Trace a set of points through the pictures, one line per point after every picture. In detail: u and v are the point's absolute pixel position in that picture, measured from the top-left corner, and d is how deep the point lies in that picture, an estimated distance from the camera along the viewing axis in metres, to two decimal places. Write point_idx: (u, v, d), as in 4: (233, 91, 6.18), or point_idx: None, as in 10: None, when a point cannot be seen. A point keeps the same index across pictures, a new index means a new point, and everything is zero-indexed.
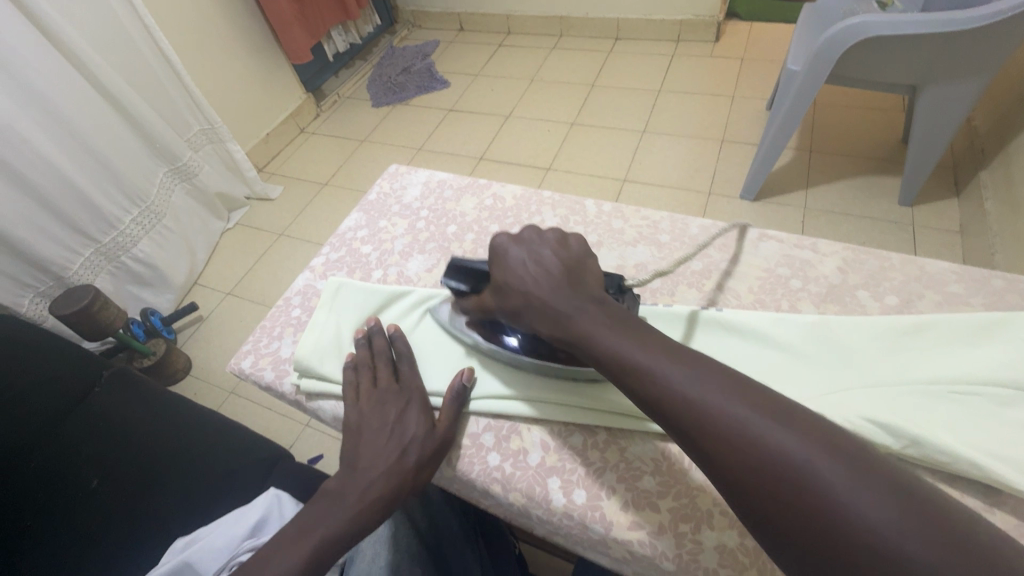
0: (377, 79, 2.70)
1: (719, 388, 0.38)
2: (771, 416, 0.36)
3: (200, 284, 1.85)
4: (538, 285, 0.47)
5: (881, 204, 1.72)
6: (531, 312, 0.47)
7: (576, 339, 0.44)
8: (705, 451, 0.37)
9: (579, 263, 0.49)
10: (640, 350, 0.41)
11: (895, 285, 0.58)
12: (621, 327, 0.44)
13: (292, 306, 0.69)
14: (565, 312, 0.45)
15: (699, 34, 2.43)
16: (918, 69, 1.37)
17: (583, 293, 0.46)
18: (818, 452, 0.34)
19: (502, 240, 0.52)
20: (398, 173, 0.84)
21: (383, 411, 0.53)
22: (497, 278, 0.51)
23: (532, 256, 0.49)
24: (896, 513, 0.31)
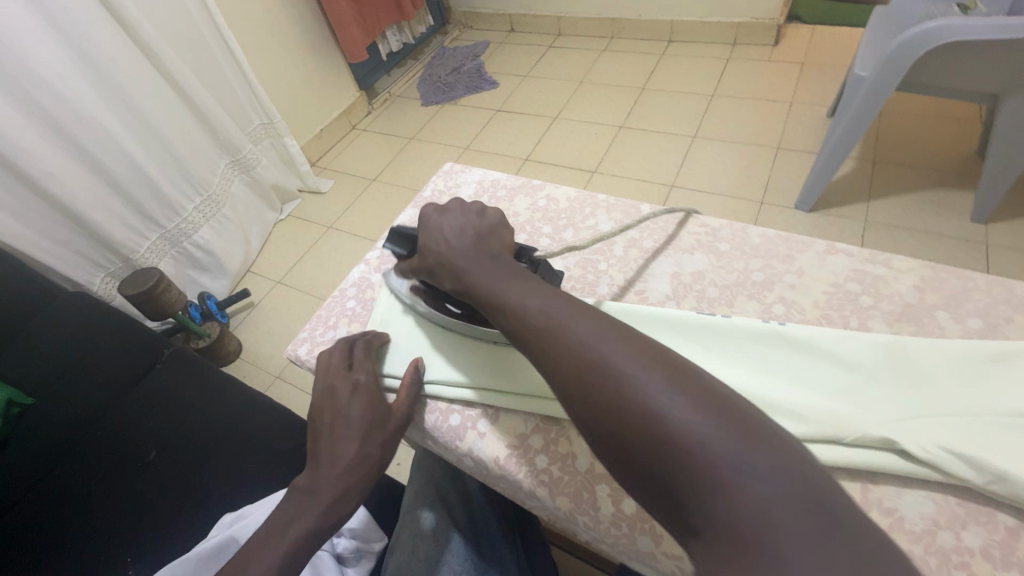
0: (427, 78, 2.74)
1: (560, 309, 0.42)
2: (598, 328, 0.40)
3: (252, 272, 1.94)
4: (450, 245, 0.51)
5: (949, 219, 1.61)
6: (442, 272, 0.51)
7: (470, 288, 0.48)
8: (541, 362, 0.41)
9: (491, 231, 0.52)
10: (512, 289, 0.45)
11: (980, 307, 0.54)
12: (503, 269, 0.48)
13: (347, 296, 0.71)
14: (464, 267, 0.49)
15: (757, 37, 2.35)
16: (1002, 76, 1.28)
17: (485, 251, 0.50)
18: (625, 352, 0.38)
19: (430, 210, 0.55)
20: (452, 170, 0.84)
21: (340, 398, 0.55)
22: (421, 244, 0.55)
23: (449, 224, 0.53)
24: (677, 396, 0.35)
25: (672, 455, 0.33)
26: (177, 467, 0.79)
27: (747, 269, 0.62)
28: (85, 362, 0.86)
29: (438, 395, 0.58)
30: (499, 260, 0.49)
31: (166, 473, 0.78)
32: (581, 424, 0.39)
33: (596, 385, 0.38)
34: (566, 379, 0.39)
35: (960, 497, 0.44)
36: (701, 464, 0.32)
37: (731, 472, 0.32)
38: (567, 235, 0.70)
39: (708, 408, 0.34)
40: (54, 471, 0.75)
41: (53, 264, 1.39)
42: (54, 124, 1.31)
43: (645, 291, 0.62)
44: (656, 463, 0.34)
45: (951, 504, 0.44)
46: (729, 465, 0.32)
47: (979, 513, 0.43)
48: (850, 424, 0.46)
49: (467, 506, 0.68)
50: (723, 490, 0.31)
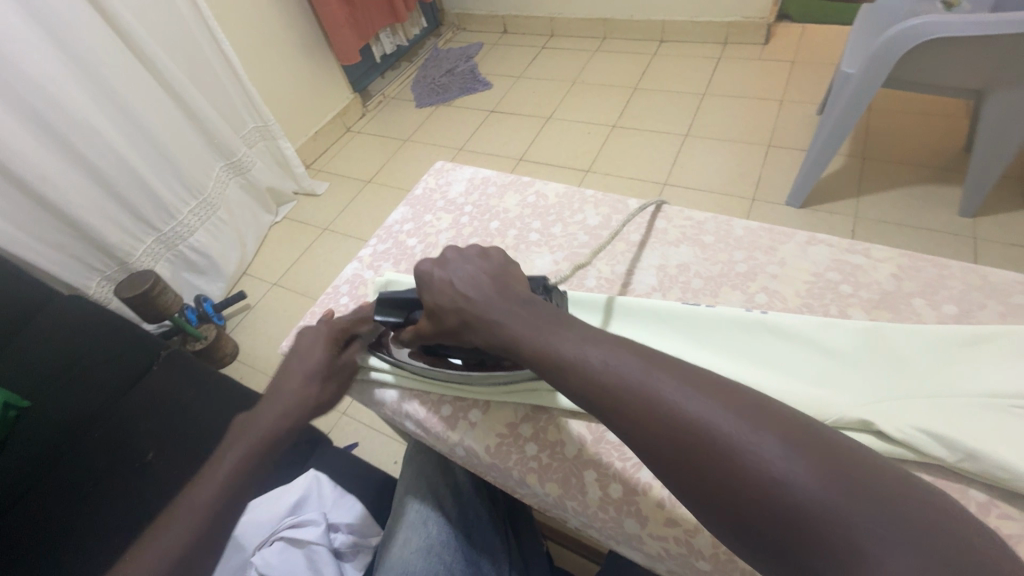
0: (421, 80, 2.76)
1: (636, 364, 0.40)
2: (684, 387, 0.38)
3: (248, 274, 1.94)
4: (464, 298, 0.49)
5: (938, 214, 1.64)
6: (467, 327, 0.49)
7: (511, 344, 0.46)
8: (623, 425, 0.39)
9: (501, 271, 0.52)
10: (565, 342, 0.43)
11: (954, 294, 0.55)
12: (538, 318, 0.46)
13: (340, 293, 0.72)
14: (496, 322, 0.47)
15: (748, 36, 2.37)
16: (986, 72, 1.30)
17: (512, 300, 0.48)
18: (719, 409, 0.36)
19: (426, 266, 0.53)
20: (444, 169, 0.86)
21: (302, 344, 0.61)
22: (428, 304, 0.52)
23: (458, 275, 0.51)
24: (785, 454, 0.34)
25: (796, 525, 0.32)
26: (173, 465, 0.80)
27: (731, 260, 0.63)
28: (79, 364, 0.86)
29: (431, 390, 0.59)
30: (532, 309, 0.47)
31: (161, 472, 0.79)
32: (678, 490, 0.37)
33: (698, 451, 0.36)
34: (659, 445, 0.37)
35: (935, 475, 0.46)
36: (833, 532, 0.31)
37: (868, 539, 0.31)
38: (556, 230, 0.72)
39: (826, 467, 0.33)
40: (53, 474, 0.77)
41: (49, 268, 1.39)
42: (49, 130, 1.32)
43: (632, 283, 0.64)
44: (778, 529, 0.33)
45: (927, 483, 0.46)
46: (858, 527, 0.31)
47: (951, 489, 0.45)
48: (831, 406, 0.47)
49: (458, 499, 0.68)
50: (864, 560, 0.30)
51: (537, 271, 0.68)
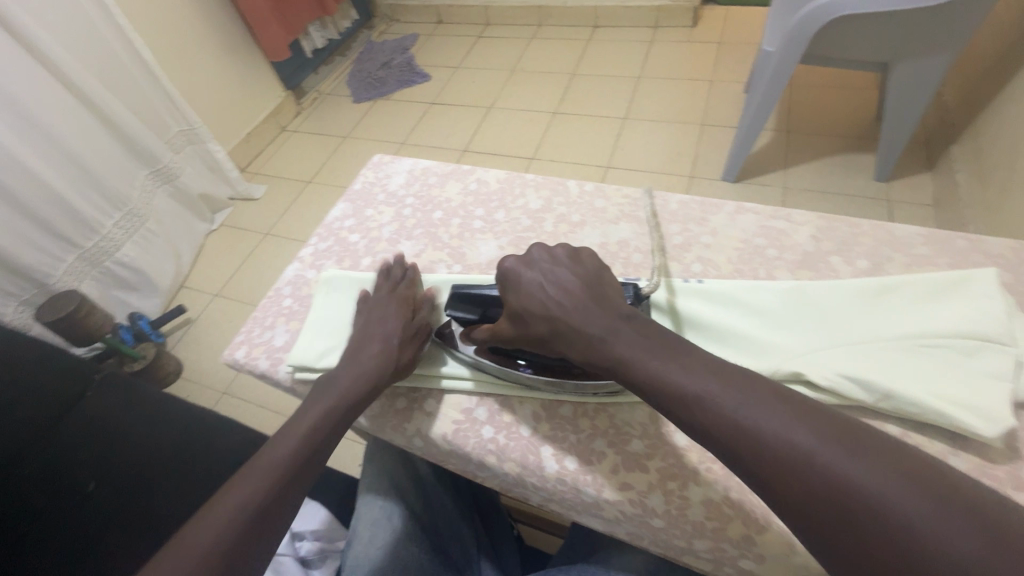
0: (357, 74, 2.69)
1: (766, 406, 0.37)
2: (841, 446, 0.35)
3: (187, 287, 1.85)
4: (558, 307, 0.47)
5: (857, 181, 1.76)
6: (558, 338, 0.47)
7: (620, 365, 0.43)
8: (766, 482, 0.36)
9: (597, 278, 0.48)
10: (689, 376, 0.40)
11: (866, 250, 0.60)
12: (650, 341, 0.43)
13: (282, 296, 0.70)
14: (598, 337, 0.44)
15: (676, 19, 2.45)
16: (889, 47, 1.41)
17: (612, 311, 0.45)
18: (885, 479, 0.33)
19: (511, 264, 0.50)
20: (382, 162, 0.84)
21: (386, 309, 0.58)
22: (513, 305, 0.49)
23: (549, 279, 0.48)
24: (972, 542, 0.30)
25: None
26: (120, 496, 0.75)
27: (667, 233, 0.66)
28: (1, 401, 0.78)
29: None
30: (641, 324, 0.44)
31: (115, 500, 0.75)
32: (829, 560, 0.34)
33: (836, 508, 0.33)
34: (791, 494, 0.35)
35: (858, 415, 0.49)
36: None
37: None
38: (499, 216, 0.72)
39: None
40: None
41: None
42: None
43: None
44: None
45: None
46: None
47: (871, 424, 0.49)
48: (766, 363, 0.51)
49: (421, 488, 0.67)
50: None
51: (482, 258, 0.68)
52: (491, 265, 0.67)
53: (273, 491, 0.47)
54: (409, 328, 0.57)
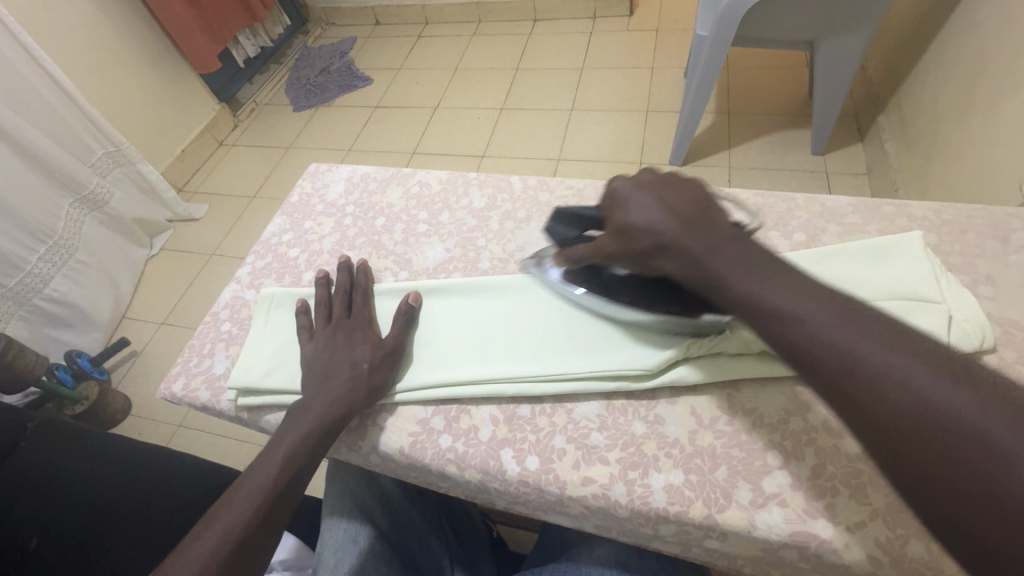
0: (295, 82, 2.60)
1: (869, 336, 0.34)
2: (945, 378, 0.31)
3: (130, 318, 1.74)
4: (661, 220, 0.43)
5: (796, 156, 1.83)
6: (662, 254, 0.43)
7: (716, 280, 0.40)
8: (849, 403, 0.33)
9: (706, 202, 0.44)
10: (781, 292, 0.37)
11: (802, 223, 0.62)
12: (755, 262, 0.40)
13: (220, 320, 0.66)
14: (698, 252, 0.41)
15: (614, 9, 2.48)
16: (813, 26, 1.47)
17: (721, 229, 0.42)
18: (994, 416, 0.29)
19: (621, 184, 0.47)
20: (319, 171, 0.81)
21: (342, 332, 0.57)
22: (617, 222, 0.46)
23: (656, 198, 0.44)
24: None
25: None
26: (70, 548, 0.65)
27: None
28: None
29: None
30: (749, 246, 0.41)
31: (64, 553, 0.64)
32: (903, 491, 0.32)
33: (924, 436, 0.30)
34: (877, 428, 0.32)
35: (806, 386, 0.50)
36: None
37: None
38: (443, 219, 0.70)
39: None
40: None
41: None
42: None
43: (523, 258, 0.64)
44: None
45: (799, 391, 0.50)
46: None
47: None
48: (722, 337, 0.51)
49: (387, 506, 0.65)
50: None
51: (429, 262, 0.66)
52: (438, 268, 0.65)
53: (256, 519, 0.47)
54: (378, 349, 0.55)
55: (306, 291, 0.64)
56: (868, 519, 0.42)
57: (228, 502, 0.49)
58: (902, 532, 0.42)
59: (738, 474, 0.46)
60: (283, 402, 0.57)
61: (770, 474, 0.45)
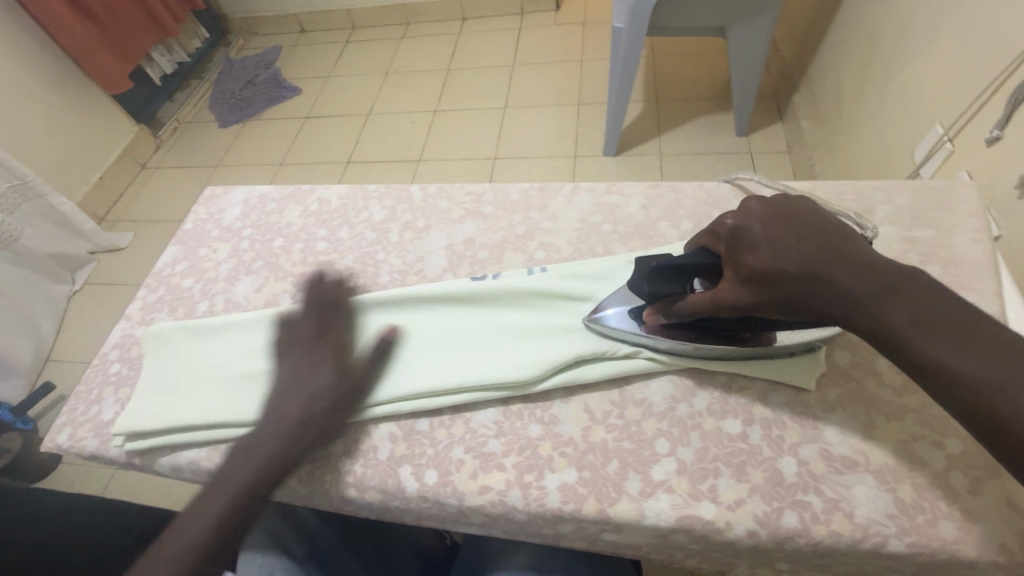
0: (219, 96, 2.50)
1: None
2: None
3: (54, 360, 1.64)
4: (816, 263, 0.40)
5: (722, 138, 1.89)
6: (815, 298, 0.40)
7: (883, 327, 0.38)
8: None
9: (851, 240, 0.41)
10: (964, 349, 0.35)
11: (689, 212, 0.63)
12: (930, 312, 0.37)
13: (109, 362, 0.62)
14: (867, 300, 0.38)
15: (540, 4, 2.49)
16: (722, 11, 1.52)
17: (880, 268, 0.39)
18: None
19: (746, 222, 0.44)
20: (215, 195, 0.77)
21: (300, 352, 0.53)
22: (752, 263, 0.42)
23: (799, 237, 0.41)
24: None
25: None
26: None
27: (510, 225, 0.66)
28: None
29: (229, 437, 0.54)
30: (918, 285, 0.38)
31: None
32: None
33: None
34: None
35: (692, 372, 0.51)
36: None
37: None
38: (343, 235, 0.69)
39: None
40: None
41: None
42: None
43: (423, 268, 0.64)
44: None
45: (686, 379, 0.51)
46: None
47: (703, 380, 0.51)
48: (608, 339, 0.52)
49: (304, 534, 0.63)
50: None
51: None
52: (338, 287, 0.64)
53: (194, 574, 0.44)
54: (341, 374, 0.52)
55: (217, 320, 0.61)
56: (747, 496, 0.44)
57: (165, 547, 0.45)
58: (778, 504, 0.43)
59: (628, 465, 0.47)
60: (189, 441, 0.54)
61: (658, 462, 0.47)
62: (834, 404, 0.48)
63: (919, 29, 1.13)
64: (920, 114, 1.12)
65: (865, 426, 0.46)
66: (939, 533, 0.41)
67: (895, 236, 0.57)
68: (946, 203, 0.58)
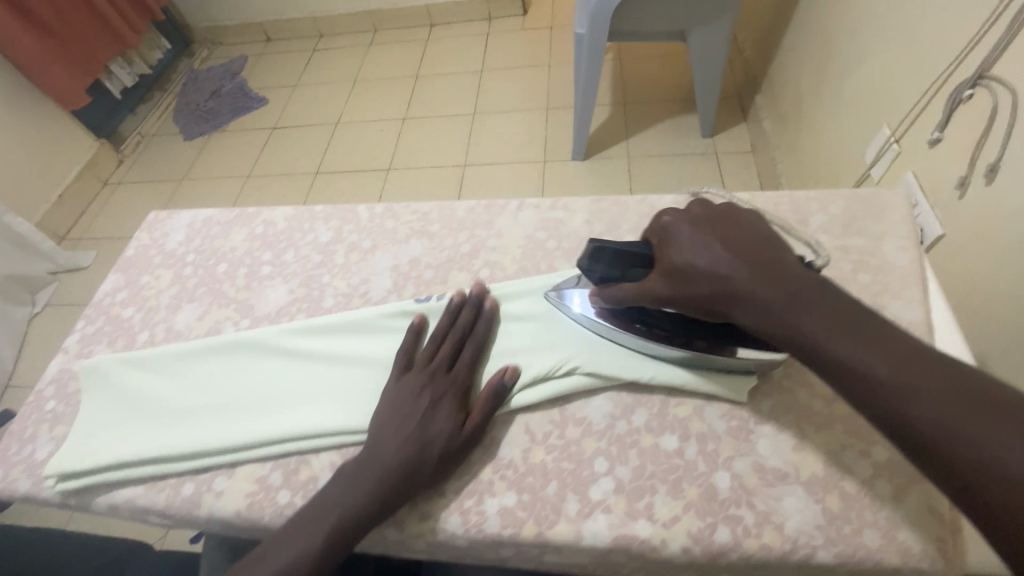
0: (183, 108, 2.45)
1: (966, 408, 0.33)
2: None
3: (14, 386, 1.59)
4: (730, 266, 0.42)
5: (688, 140, 1.91)
6: (727, 300, 0.42)
7: (791, 329, 0.39)
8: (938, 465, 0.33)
9: (774, 246, 0.43)
10: (867, 348, 0.36)
11: (632, 225, 0.64)
12: (837, 314, 0.38)
13: (44, 398, 0.61)
14: (778, 302, 0.39)
15: (507, 9, 2.49)
16: (680, 16, 1.54)
17: (794, 273, 0.40)
18: None
19: (676, 224, 0.46)
20: (158, 219, 0.76)
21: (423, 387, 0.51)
22: (675, 262, 0.44)
23: (720, 242, 0.43)
24: None
25: None
26: None
27: (456, 243, 0.66)
28: None
29: (166, 473, 0.53)
30: (829, 294, 0.39)
31: None
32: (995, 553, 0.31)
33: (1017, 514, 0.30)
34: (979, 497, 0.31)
35: (630, 389, 0.52)
36: None
37: None
38: (288, 258, 0.68)
39: None
40: None
41: None
42: None
43: (368, 290, 0.63)
44: None
45: (625, 396, 0.52)
46: None
47: (642, 396, 0.51)
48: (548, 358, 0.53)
49: None
50: None
51: (272, 306, 0.64)
52: (281, 312, 0.63)
53: None
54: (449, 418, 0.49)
55: (162, 350, 0.60)
56: (682, 513, 0.45)
57: None
58: (711, 520, 0.44)
59: (567, 486, 0.47)
60: (127, 477, 0.53)
61: (596, 482, 0.47)
62: (767, 416, 0.49)
63: (866, 32, 1.16)
64: (868, 115, 1.15)
65: (797, 437, 0.47)
66: (863, 542, 0.42)
67: (828, 245, 0.58)
68: (876, 211, 0.60)
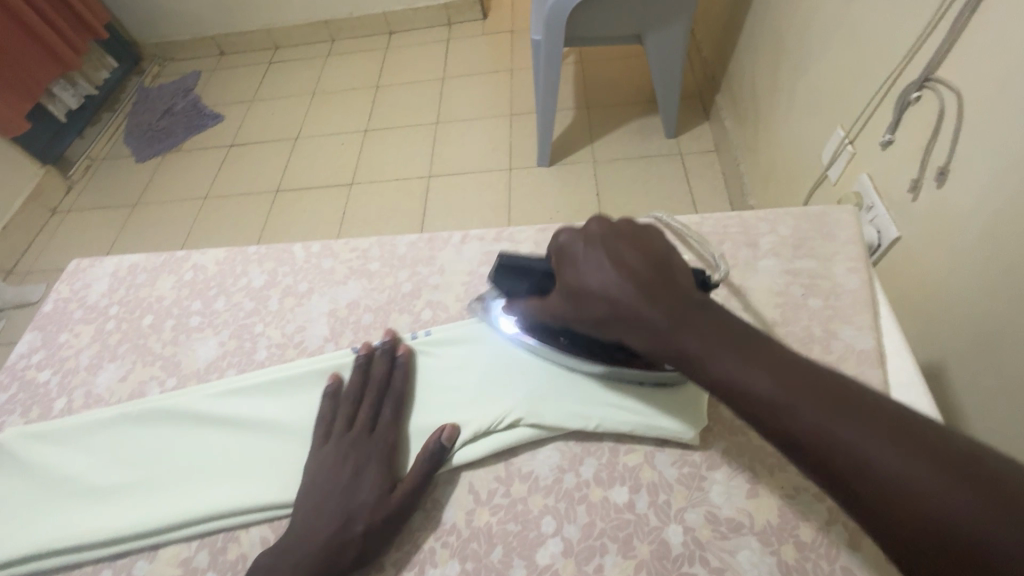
0: (134, 129, 2.35)
1: (847, 417, 0.32)
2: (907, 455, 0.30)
3: None
4: (618, 286, 0.40)
5: (652, 141, 1.90)
6: (619, 321, 0.40)
7: (685, 356, 0.37)
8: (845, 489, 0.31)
9: (668, 262, 0.42)
10: (755, 364, 0.35)
11: None
12: (721, 332, 0.37)
13: None
14: (666, 324, 0.38)
15: (467, 14, 2.45)
16: (636, 19, 1.52)
17: (679, 295, 0.39)
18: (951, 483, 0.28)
19: (570, 242, 0.45)
20: (79, 268, 0.70)
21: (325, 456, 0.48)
22: (569, 280, 0.44)
23: (607, 261, 0.42)
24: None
25: None
26: None
27: (397, 282, 0.62)
28: None
29: (79, 560, 0.48)
30: (710, 312, 0.38)
31: None
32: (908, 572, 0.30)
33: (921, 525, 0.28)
34: (879, 511, 0.30)
35: (578, 437, 0.49)
36: None
37: None
38: (218, 306, 0.64)
39: None
40: None
41: None
42: None
43: (303, 339, 0.59)
44: None
45: (572, 446, 0.49)
46: None
47: (590, 445, 0.49)
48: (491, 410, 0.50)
49: None
50: None
51: (200, 362, 0.59)
52: (210, 368, 0.59)
53: None
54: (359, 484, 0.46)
55: (72, 420, 0.55)
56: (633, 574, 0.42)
57: None
58: None
59: (512, 551, 0.44)
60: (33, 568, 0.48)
61: (544, 544, 0.44)
62: (720, 459, 0.46)
63: (817, 32, 1.15)
64: (823, 115, 1.14)
65: (751, 481, 0.45)
66: None
67: (777, 269, 0.56)
68: (825, 230, 0.58)
